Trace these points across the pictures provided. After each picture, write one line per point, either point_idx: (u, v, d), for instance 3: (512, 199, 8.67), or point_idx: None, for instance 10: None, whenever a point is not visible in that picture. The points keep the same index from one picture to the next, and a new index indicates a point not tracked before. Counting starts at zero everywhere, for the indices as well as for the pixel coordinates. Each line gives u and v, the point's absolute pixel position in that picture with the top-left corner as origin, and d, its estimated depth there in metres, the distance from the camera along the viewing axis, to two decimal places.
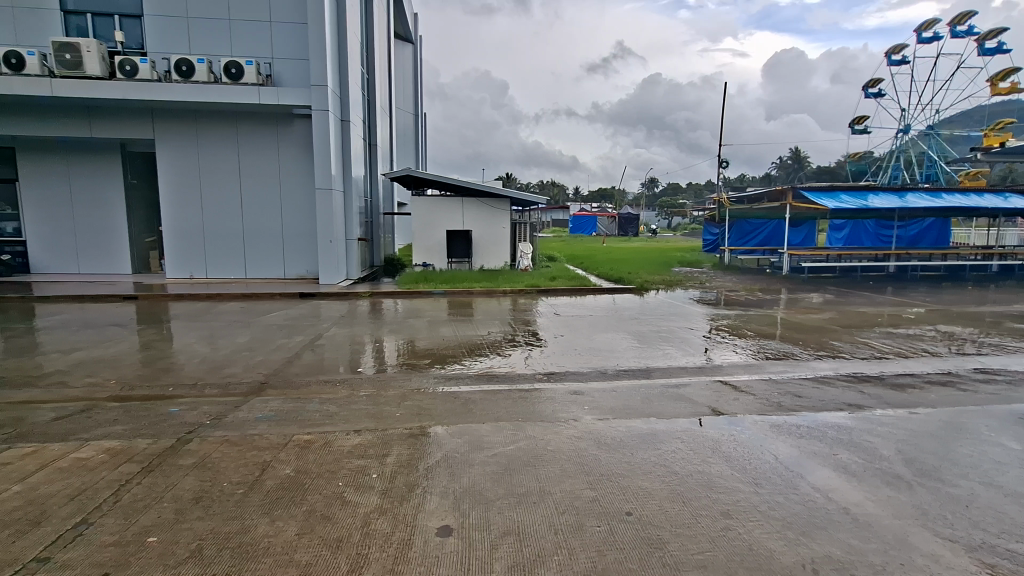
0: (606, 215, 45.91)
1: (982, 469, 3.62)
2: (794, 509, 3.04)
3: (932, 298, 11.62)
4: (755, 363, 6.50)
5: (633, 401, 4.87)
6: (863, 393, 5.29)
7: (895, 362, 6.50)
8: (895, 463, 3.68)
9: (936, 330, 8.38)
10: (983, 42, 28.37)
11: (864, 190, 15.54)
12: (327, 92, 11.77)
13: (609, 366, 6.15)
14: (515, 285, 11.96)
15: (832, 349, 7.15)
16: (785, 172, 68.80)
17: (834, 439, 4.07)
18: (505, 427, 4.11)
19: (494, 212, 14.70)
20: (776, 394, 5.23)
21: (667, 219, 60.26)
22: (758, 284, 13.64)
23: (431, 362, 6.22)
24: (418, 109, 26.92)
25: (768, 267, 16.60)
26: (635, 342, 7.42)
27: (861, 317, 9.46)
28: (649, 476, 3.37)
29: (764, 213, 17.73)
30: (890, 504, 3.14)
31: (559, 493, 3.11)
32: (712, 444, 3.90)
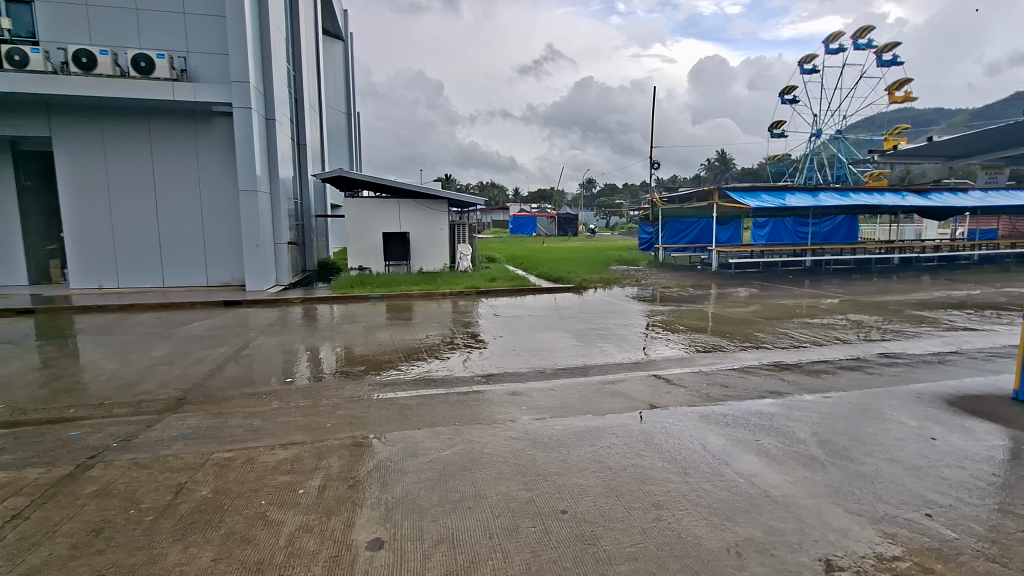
0: (546, 215, 46.55)
1: (885, 446, 3.93)
2: (719, 494, 3.17)
3: (843, 289, 12.58)
4: (686, 356, 6.77)
5: (570, 399, 4.94)
6: (783, 380, 5.63)
7: (811, 350, 6.97)
8: (810, 445, 3.92)
9: (847, 319, 9.07)
10: (881, 54, 31.05)
11: (783, 190, 16.62)
12: (249, 88, 11.21)
13: (548, 364, 6.21)
14: (455, 287, 11.86)
15: (756, 340, 7.58)
16: (713, 172, 72.38)
17: (757, 425, 4.29)
18: (442, 432, 4.04)
19: (431, 213, 14.52)
20: (705, 385, 5.46)
21: (605, 219, 61.84)
22: (690, 280, 14.26)
23: (367, 368, 6.03)
24: (352, 109, 26.17)
25: (699, 264, 17.41)
26: (572, 340, 7.54)
27: (781, 309, 10.09)
28: (584, 472, 3.41)
29: (693, 213, 18.59)
30: (805, 484, 3.34)
31: (494, 496, 3.08)
32: (645, 437, 4.02)
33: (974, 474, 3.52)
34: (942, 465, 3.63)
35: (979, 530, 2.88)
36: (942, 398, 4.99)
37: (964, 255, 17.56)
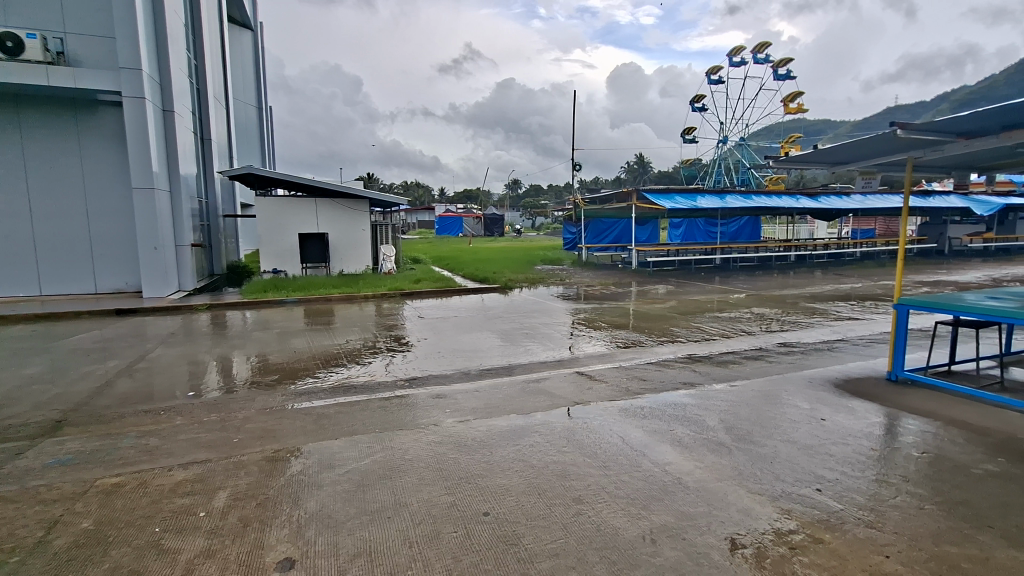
0: (473, 215, 46.42)
1: (783, 428, 4.27)
2: (637, 485, 3.30)
3: (749, 284, 13.55)
4: (608, 352, 6.99)
5: (495, 399, 4.93)
6: (696, 371, 5.97)
7: (720, 342, 7.45)
8: (718, 432, 4.18)
9: (752, 312, 9.79)
10: (777, 68, 33.81)
11: (694, 192, 17.69)
12: (142, 77, 10.25)
13: (474, 365, 6.19)
14: (377, 289, 11.52)
15: (671, 334, 7.98)
16: (632, 175, 75.36)
17: (671, 416, 4.51)
18: (361, 441, 3.89)
19: (352, 213, 14.02)
20: (625, 379, 5.68)
21: (531, 219, 62.71)
22: (613, 278, 14.78)
23: (281, 377, 5.70)
24: (264, 103, 24.74)
25: (620, 263, 18.14)
26: (498, 340, 7.56)
27: (695, 304, 10.70)
28: (507, 472, 3.42)
29: (613, 213, 19.33)
30: (714, 468, 3.55)
31: (415, 503, 3.01)
32: (568, 433, 4.11)
33: (856, 449, 3.91)
34: (830, 443, 4.00)
35: (860, 500, 3.19)
36: (831, 382, 5.50)
37: (848, 252, 19.55)
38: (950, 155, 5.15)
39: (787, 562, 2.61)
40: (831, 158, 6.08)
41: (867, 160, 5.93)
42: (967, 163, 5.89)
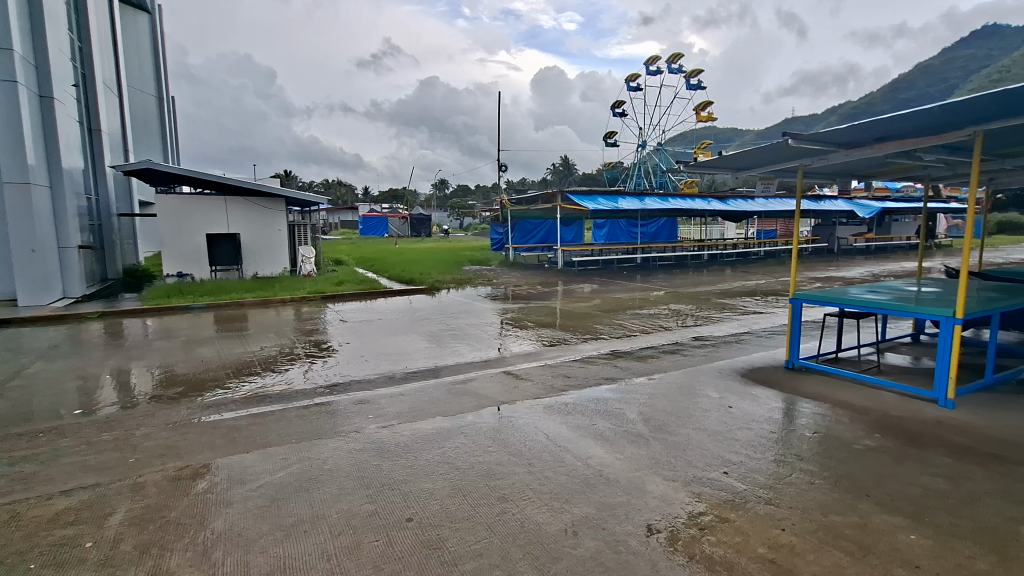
0: (399, 215, 45.34)
1: (695, 417, 4.55)
2: (560, 479, 3.38)
3: (666, 282, 14.28)
4: (534, 351, 7.10)
5: (421, 402, 4.86)
6: (617, 366, 6.22)
7: (640, 338, 7.81)
8: (637, 423, 4.37)
9: (669, 309, 10.33)
10: (689, 78, 35.87)
11: (616, 194, 18.38)
12: (13, 58, 9.11)
13: (399, 369, 6.07)
14: (296, 292, 10.98)
15: (595, 332, 8.25)
16: (558, 177, 76.87)
17: (594, 411, 4.67)
18: (276, 453, 3.69)
19: (267, 213, 13.28)
20: (550, 377, 5.80)
21: (460, 220, 62.35)
22: (540, 278, 15.03)
23: (186, 389, 5.28)
24: (166, 93, 22.83)
25: (547, 263, 18.50)
26: (424, 343, 7.46)
27: (617, 302, 11.11)
28: (432, 476, 3.37)
29: (539, 214, 19.68)
30: (632, 459, 3.71)
31: (334, 514, 2.90)
32: (493, 432, 4.13)
33: (758, 432, 4.25)
34: (736, 428, 4.31)
35: (761, 479, 3.46)
36: (737, 372, 5.93)
37: (753, 251, 21.15)
38: (833, 163, 5.70)
39: (696, 542, 2.78)
40: (734, 164, 6.54)
41: (764, 167, 6.45)
42: (849, 171, 6.56)
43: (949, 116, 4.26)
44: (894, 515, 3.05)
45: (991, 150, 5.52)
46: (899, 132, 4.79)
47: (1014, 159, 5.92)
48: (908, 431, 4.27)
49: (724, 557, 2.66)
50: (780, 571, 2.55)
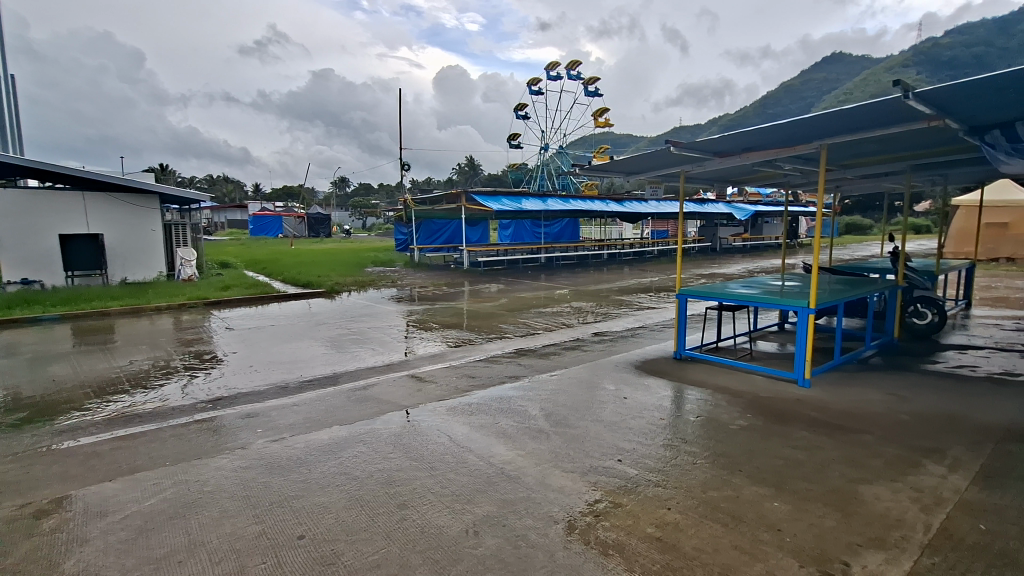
0: (297, 215, 42.51)
1: (593, 409, 4.76)
2: (462, 481, 3.37)
3: (569, 281, 14.77)
4: (439, 352, 7.03)
5: (317, 413, 4.61)
6: (521, 364, 6.34)
7: (544, 335, 8.03)
8: (539, 419, 4.49)
9: (571, 306, 10.73)
10: (587, 85, 37.43)
11: (519, 195, 18.73)
12: None
13: (294, 378, 5.71)
14: (173, 299, 9.94)
15: (500, 331, 8.35)
16: (464, 177, 76.67)
17: (498, 409, 4.73)
18: (147, 479, 3.31)
19: (137, 211, 11.92)
20: (454, 378, 5.78)
21: (363, 219, 60.07)
22: (445, 279, 14.91)
23: (33, 414, 4.58)
24: (5, 69, 19.61)
25: (453, 263, 18.40)
26: (322, 349, 7.08)
27: (522, 301, 11.33)
28: (328, 489, 3.22)
29: (444, 214, 19.55)
30: (533, 454, 3.80)
31: (215, 539, 2.67)
32: (395, 438, 4.03)
33: (649, 420, 4.54)
34: (630, 418, 4.57)
35: (651, 463, 3.71)
36: (632, 365, 6.29)
37: (648, 250, 22.59)
38: (710, 169, 6.25)
39: (592, 529, 2.90)
40: (625, 168, 6.92)
41: (652, 171, 6.90)
42: (724, 177, 7.21)
43: (801, 130, 4.84)
44: (761, 485, 3.40)
45: (837, 160, 6.33)
46: (762, 142, 5.36)
47: (854, 169, 6.84)
48: (774, 409, 4.79)
49: (617, 540, 2.81)
50: (665, 547, 2.75)
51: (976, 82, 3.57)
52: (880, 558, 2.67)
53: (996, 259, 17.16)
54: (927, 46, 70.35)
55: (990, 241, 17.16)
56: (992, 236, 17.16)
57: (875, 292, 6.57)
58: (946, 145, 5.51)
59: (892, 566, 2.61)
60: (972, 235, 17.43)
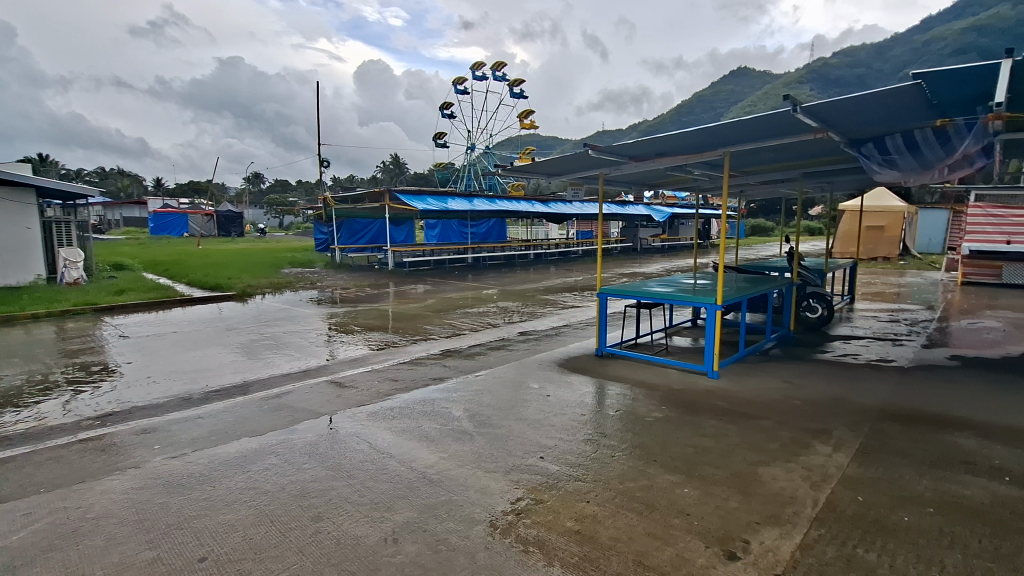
0: (203, 212, 39.34)
1: (517, 408, 4.81)
2: (382, 488, 3.28)
3: (497, 281, 14.84)
4: (361, 356, 6.80)
5: (224, 425, 4.30)
6: (446, 366, 6.28)
7: (470, 335, 8.01)
8: (463, 420, 4.47)
9: (497, 306, 10.79)
10: (513, 87, 37.81)
11: (445, 195, 18.57)
12: None
13: (198, 388, 5.29)
14: (55, 305, 8.92)
15: (425, 333, 8.23)
16: (389, 175, 74.86)
17: (420, 412, 4.65)
18: (17, 510, 2.93)
19: (9, 206, 10.57)
20: (377, 382, 5.62)
21: (280, 218, 56.96)
22: (368, 280, 14.46)
23: None
24: None
25: (378, 264, 17.92)
26: (232, 356, 6.63)
27: (449, 302, 11.24)
28: (235, 506, 3.01)
29: (367, 214, 19.02)
30: (456, 456, 3.78)
31: (100, 571, 2.41)
32: (310, 448, 3.86)
33: (571, 416, 4.66)
34: (552, 415, 4.67)
35: (571, 458, 3.80)
36: (555, 363, 6.42)
37: (573, 251, 23.19)
38: (626, 172, 6.52)
39: (514, 528, 2.92)
40: (547, 170, 7.04)
41: (572, 173, 7.07)
42: (640, 180, 7.55)
43: (706, 138, 5.16)
44: (673, 473, 3.59)
45: (740, 167, 6.82)
46: (672, 148, 5.65)
47: (755, 175, 7.40)
48: (685, 401, 5.08)
49: (537, 537, 2.84)
50: (583, 539, 2.83)
51: (852, 100, 3.97)
52: (775, 534, 2.90)
53: (875, 258, 19.25)
54: (818, 65, 77.65)
55: (870, 242, 19.20)
56: (871, 237, 19.22)
57: (774, 289, 7.15)
58: (831, 155, 6.08)
59: (785, 539, 2.85)
60: (855, 237, 19.43)
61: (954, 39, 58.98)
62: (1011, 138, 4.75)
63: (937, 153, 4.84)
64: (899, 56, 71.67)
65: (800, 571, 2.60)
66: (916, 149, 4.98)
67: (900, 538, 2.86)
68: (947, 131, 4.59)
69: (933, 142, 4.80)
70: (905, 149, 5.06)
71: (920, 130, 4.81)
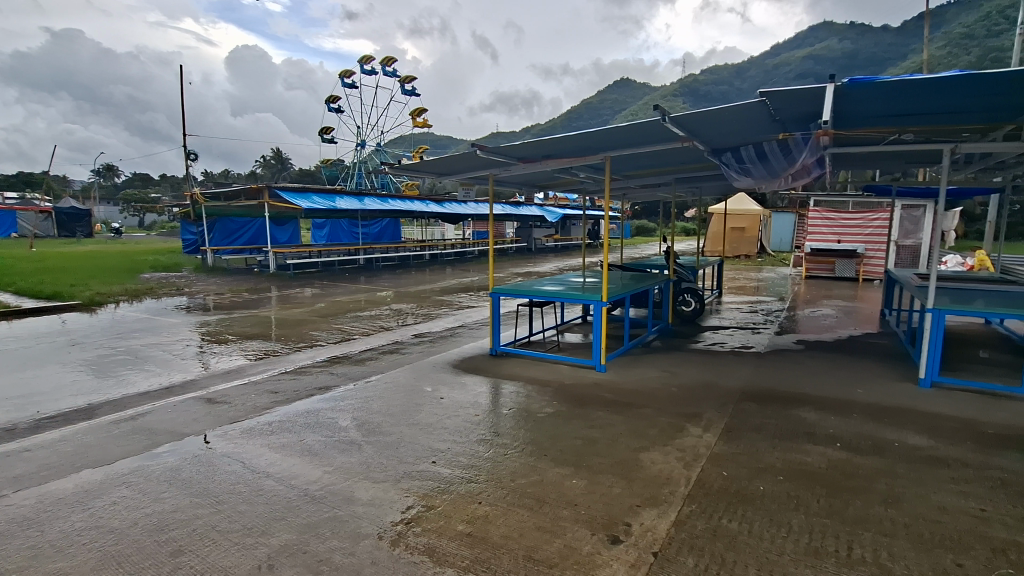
0: (37, 208, 33.51)
1: (410, 413, 4.69)
2: (257, 511, 3.01)
3: (391, 283, 14.39)
4: (237, 368, 6.22)
5: (61, 457, 3.68)
6: (333, 373, 5.94)
7: (360, 340, 7.68)
8: (350, 430, 4.25)
9: (391, 309, 10.48)
10: (405, 83, 37.03)
11: (332, 193, 17.63)
12: None
13: (27, 416, 4.49)
14: None
15: (311, 339, 7.74)
16: (271, 171, 69.51)
17: (303, 425, 4.35)
18: None
19: None
20: (254, 395, 5.17)
21: (141, 216, 50.50)
22: (246, 284, 13.29)
23: None
24: None
25: (257, 267, 16.57)
26: (73, 376, 5.72)
27: (337, 306, 10.68)
28: (69, 551, 2.58)
29: (244, 213, 17.52)
30: (342, 469, 3.58)
31: None
32: (172, 473, 3.44)
33: (465, 417, 4.65)
34: (446, 417, 4.61)
35: (464, 460, 3.77)
36: (450, 364, 6.37)
37: (469, 251, 23.23)
38: (515, 173, 6.64)
39: (404, 538, 2.82)
40: (437, 168, 6.95)
41: (463, 173, 7.06)
42: (530, 181, 7.73)
43: (589, 142, 5.41)
44: (563, 466, 3.70)
45: (622, 171, 7.24)
46: (558, 151, 5.85)
47: (635, 180, 7.91)
48: (575, 394, 5.29)
49: (428, 545, 2.77)
50: (475, 541, 2.81)
51: (714, 112, 4.38)
52: (653, 514, 3.10)
53: (738, 256, 21.55)
54: (690, 81, 85.28)
55: (734, 242, 21.44)
56: (735, 238, 21.47)
57: (653, 285, 7.70)
58: (699, 163, 6.67)
59: (662, 518, 3.06)
60: (722, 237, 21.59)
61: (796, 65, 68.01)
62: (837, 152, 5.55)
63: (781, 163, 5.53)
64: (754, 77, 81.01)
65: (675, 546, 2.80)
66: (766, 158, 5.64)
67: (757, 505, 3.20)
68: (788, 143, 5.25)
69: (778, 153, 5.47)
70: (756, 158, 5.72)
71: (768, 142, 5.45)
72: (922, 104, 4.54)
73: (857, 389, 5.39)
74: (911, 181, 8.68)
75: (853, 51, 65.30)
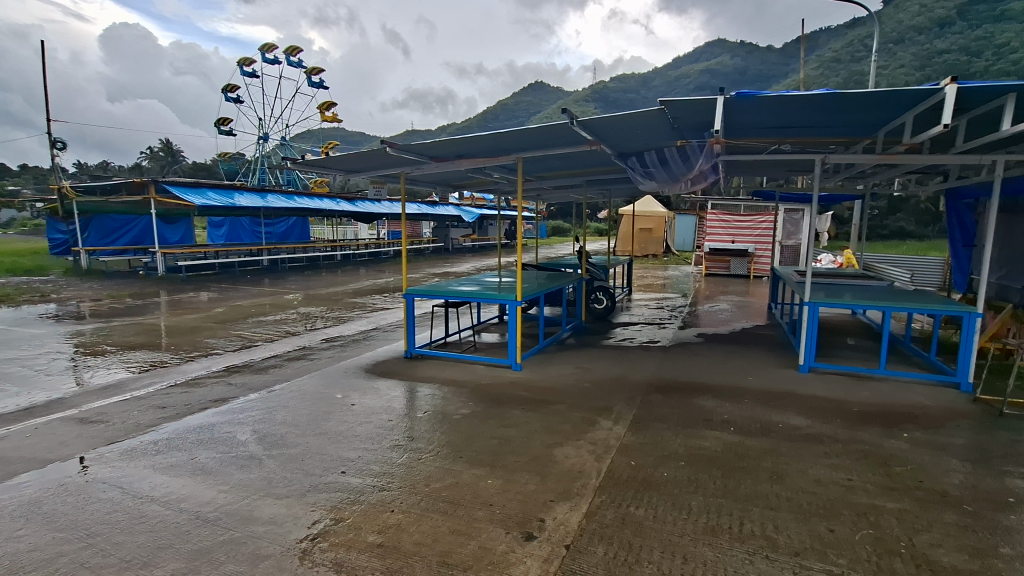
0: None
1: (318, 422, 4.45)
2: (139, 540, 2.71)
3: (299, 286, 13.62)
4: (117, 382, 5.57)
5: None
6: (231, 384, 5.50)
7: (263, 347, 7.18)
8: (250, 444, 3.95)
9: (297, 312, 9.90)
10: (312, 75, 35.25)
11: (231, 189, 16.36)
12: None
13: None
14: None
15: (206, 347, 7.11)
16: (159, 164, 63.19)
17: (195, 442, 3.98)
18: None
19: None
20: (137, 412, 4.65)
21: None
22: (129, 288, 11.97)
23: None
24: None
25: (142, 270, 15.00)
26: None
27: (237, 311, 9.90)
28: None
29: (126, 209, 15.76)
30: (239, 487, 3.31)
31: None
32: (30, 507, 3.00)
33: (377, 423, 4.49)
34: (358, 424, 4.43)
35: (376, 468, 3.64)
36: (362, 369, 6.13)
37: (384, 251, 22.59)
38: (428, 172, 6.52)
39: (309, 555, 2.66)
40: (346, 165, 6.66)
41: (373, 171, 6.82)
42: (444, 180, 7.63)
43: (502, 143, 5.44)
44: (478, 467, 3.68)
45: (534, 172, 7.35)
46: (471, 151, 5.82)
47: (548, 181, 8.08)
48: (491, 394, 5.30)
49: (336, 559, 2.64)
50: (386, 552, 2.71)
51: (620, 118, 4.57)
52: (566, 508, 3.17)
53: (645, 255, 22.79)
54: (600, 87, 88.85)
55: (643, 241, 22.66)
56: (643, 238, 22.70)
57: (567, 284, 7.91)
58: (607, 165, 6.94)
59: (574, 511, 3.14)
60: (631, 237, 22.74)
61: (694, 78, 73.27)
62: (728, 159, 6.02)
63: (681, 168, 5.90)
64: (658, 87, 86.11)
65: (586, 537, 2.88)
66: (667, 163, 6.00)
67: (661, 491, 3.38)
68: (686, 149, 5.61)
69: (678, 158, 5.83)
70: (659, 163, 6.06)
71: (668, 148, 5.80)
72: (798, 118, 5.03)
73: (748, 376, 5.87)
74: (792, 187, 9.62)
75: (743, 68, 71.37)
